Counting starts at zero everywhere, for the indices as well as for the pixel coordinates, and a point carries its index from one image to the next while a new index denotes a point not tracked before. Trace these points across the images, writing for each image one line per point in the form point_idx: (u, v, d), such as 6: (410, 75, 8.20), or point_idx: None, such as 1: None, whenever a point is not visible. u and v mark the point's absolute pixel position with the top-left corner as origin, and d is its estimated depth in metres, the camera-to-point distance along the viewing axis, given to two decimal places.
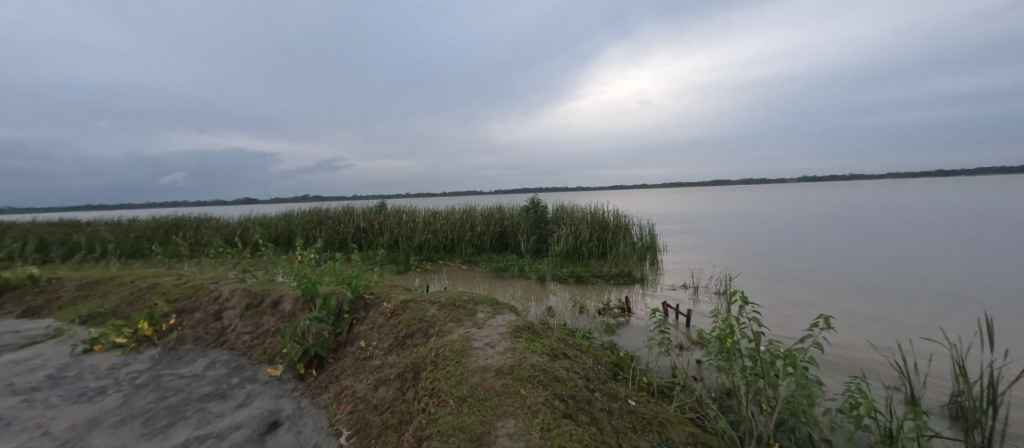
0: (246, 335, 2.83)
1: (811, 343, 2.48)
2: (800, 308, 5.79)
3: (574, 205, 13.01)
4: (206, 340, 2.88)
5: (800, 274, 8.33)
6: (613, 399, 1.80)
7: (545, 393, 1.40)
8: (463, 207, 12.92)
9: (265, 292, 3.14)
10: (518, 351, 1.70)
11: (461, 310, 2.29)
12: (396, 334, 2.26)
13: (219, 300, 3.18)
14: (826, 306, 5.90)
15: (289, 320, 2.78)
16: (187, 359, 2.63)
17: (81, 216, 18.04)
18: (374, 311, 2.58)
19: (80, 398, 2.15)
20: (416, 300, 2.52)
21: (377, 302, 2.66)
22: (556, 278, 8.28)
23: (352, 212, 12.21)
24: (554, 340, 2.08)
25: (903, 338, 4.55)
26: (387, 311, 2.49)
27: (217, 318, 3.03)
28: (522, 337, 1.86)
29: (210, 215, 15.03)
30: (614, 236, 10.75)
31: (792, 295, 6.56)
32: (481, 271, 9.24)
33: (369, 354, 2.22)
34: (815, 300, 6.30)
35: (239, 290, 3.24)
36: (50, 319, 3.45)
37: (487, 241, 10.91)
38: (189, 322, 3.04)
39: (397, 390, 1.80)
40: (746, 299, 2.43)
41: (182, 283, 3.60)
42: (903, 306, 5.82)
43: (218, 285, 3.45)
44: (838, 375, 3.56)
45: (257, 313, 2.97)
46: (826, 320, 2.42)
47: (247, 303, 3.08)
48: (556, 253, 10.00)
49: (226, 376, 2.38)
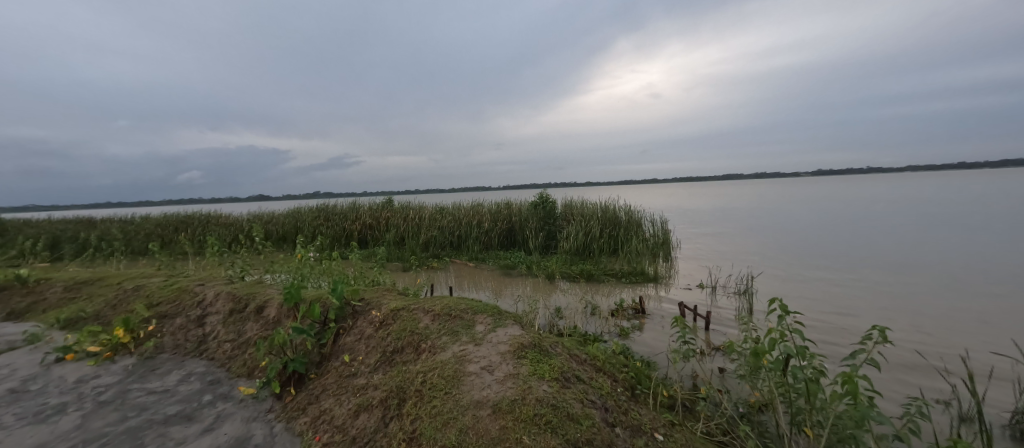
0: (227, 343, 2.59)
1: (867, 361, 2.09)
2: (831, 314, 5.36)
3: (584, 200, 12.64)
4: (186, 349, 2.66)
5: (826, 274, 7.82)
6: (638, 435, 1.48)
7: (555, 441, 1.10)
8: (471, 203, 12.66)
9: (250, 296, 2.89)
10: (521, 378, 1.40)
11: (456, 322, 1.99)
12: (384, 348, 1.98)
13: (203, 304, 2.96)
14: (860, 311, 5.45)
15: (273, 328, 2.54)
16: (162, 371, 2.40)
17: (97, 214, 18.43)
18: (362, 320, 2.30)
19: (35, 417, 1.93)
20: (408, 308, 2.23)
21: (366, 310, 2.38)
22: (565, 276, 7.96)
23: (358, 208, 12.04)
24: (565, 358, 1.77)
25: (953, 347, 4.11)
26: (376, 320, 2.21)
27: (198, 325, 2.81)
28: (526, 359, 1.55)
29: (219, 212, 15.09)
30: (626, 233, 10.37)
31: (819, 299, 6.13)
32: (488, 268, 8.99)
33: (354, 371, 1.95)
34: (846, 304, 5.84)
35: (225, 293, 3.01)
36: (32, 322, 3.29)
37: (495, 238, 10.64)
38: (169, 329, 2.82)
39: (380, 419, 1.51)
40: (788, 310, 1.97)
41: (168, 285, 3.40)
42: (945, 312, 5.33)
43: (204, 287, 3.24)
44: (884, 388, 3.18)
45: (240, 320, 2.73)
46: (881, 332, 2.03)
47: (230, 308, 2.84)
48: (565, 250, 9.67)
49: (199, 393, 2.13)
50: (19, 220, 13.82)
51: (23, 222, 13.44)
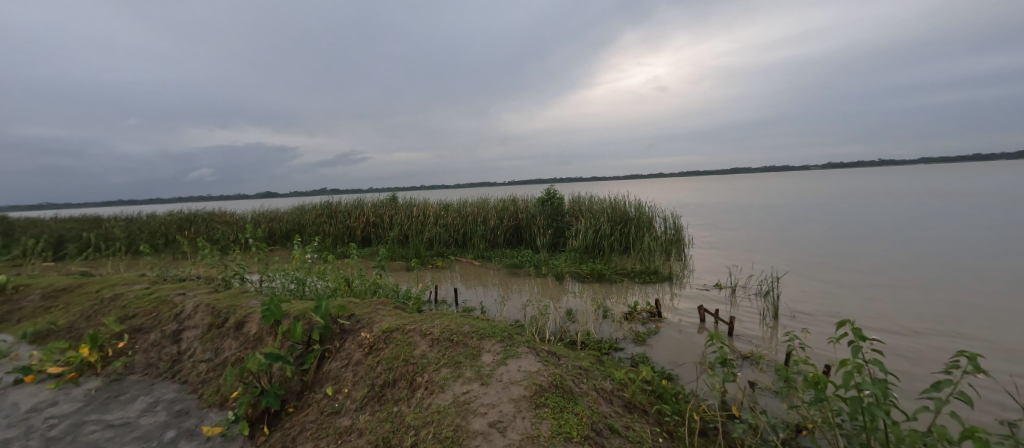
0: (203, 364, 2.30)
1: (954, 395, 1.71)
2: (864, 322, 4.96)
3: (592, 195, 12.26)
4: (158, 369, 2.37)
5: (851, 273, 7.38)
6: None
7: None
8: (477, 199, 12.35)
9: (231, 309, 2.59)
10: (543, 444, 1.08)
11: (458, 349, 1.67)
12: (373, 380, 1.66)
13: (180, 317, 2.68)
14: (898, 319, 5.05)
15: (253, 347, 2.24)
16: (127, 398, 2.11)
17: (106, 212, 18.58)
18: (351, 342, 1.98)
19: None
20: (403, 328, 1.91)
21: (356, 329, 2.06)
22: (574, 276, 7.62)
23: (362, 205, 11.79)
24: (592, 400, 1.44)
25: (1008, 362, 3.70)
26: (366, 343, 1.90)
27: (174, 341, 2.52)
28: (547, 412, 1.23)
29: (223, 209, 14.95)
30: (637, 230, 10.00)
31: (847, 303, 5.76)
32: (494, 267, 8.69)
33: (337, 408, 1.62)
34: (879, 310, 5.44)
35: (204, 304, 2.72)
36: (2, 334, 3.04)
37: (500, 235, 10.31)
38: (142, 345, 2.54)
39: None
40: (863, 335, 1.61)
41: (148, 294, 3.13)
42: (991, 318, 4.91)
43: (185, 297, 2.96)
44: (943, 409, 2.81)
45: (219, 336, 2.44)
46: (972, 361, 1.65)
47: (209, 322, 2.55)
48: (573, 249, 9.34)
49: (161, 428, 1.83)
50: (27, 219, 13.83)
51: (30, 221, 13.40)
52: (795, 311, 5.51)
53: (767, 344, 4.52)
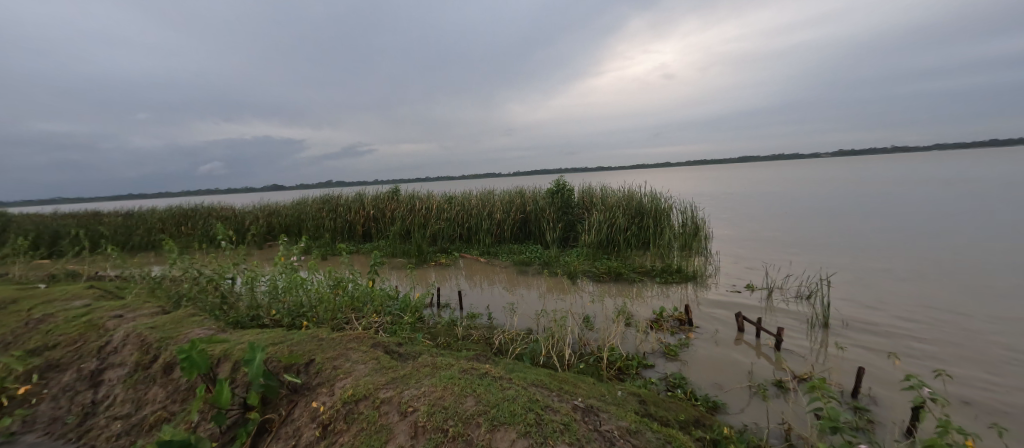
0: (117, 422, 1.71)
1: None
2: (934, 335, 4.29)
3: (604, 186, 11.50)
4: (62, 426, 1.78)
5: (898, 274, 6.67)
6: None
7: None
8: (482, 191, 11.68)
9: (164, 343, 2.02)
10: None
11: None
12: None
13: (104, 351, 2.11)
14: (970, 331, 4.38)
15: (182, 402, 1.66)
16: None
17: (106, 206, 18.28)
18: (302, 410, 1.38)
19: None
20: (375, 396, 1.32)
21: (313, 389, 1.47)
22: (589, 275, 6.98)
23: (361, 197, 11.17)
24: None
25: None
26: (320, 417, 1.30)
27: (91, 386, 1.94)
28: None
29: (223, 203, 14.46)
30: (654, 224, 9.27)
31: (906, 309, 5.07)
32: (502, 265, 8.08)
33: None
34: (946, 319, 4.74)
35: (136, 335, 2.15)
36: None
37: (507, 230, 9.65)
38: (52, 391, 1.97)
39: None
40: None
41: (80, 316, 2.56)
42: None
43: (121, 322, 2.39)
44: None
45: (144, 381, 1.85)
46: None
47: (136, 361, 1.98)
48: (586, 244, 8.66)
49: None
50: (26, 214, 13.57)
51: (29, 217, 13.11)
52: (846, 319, 4.85)
53: (822, 360, 3.86)
